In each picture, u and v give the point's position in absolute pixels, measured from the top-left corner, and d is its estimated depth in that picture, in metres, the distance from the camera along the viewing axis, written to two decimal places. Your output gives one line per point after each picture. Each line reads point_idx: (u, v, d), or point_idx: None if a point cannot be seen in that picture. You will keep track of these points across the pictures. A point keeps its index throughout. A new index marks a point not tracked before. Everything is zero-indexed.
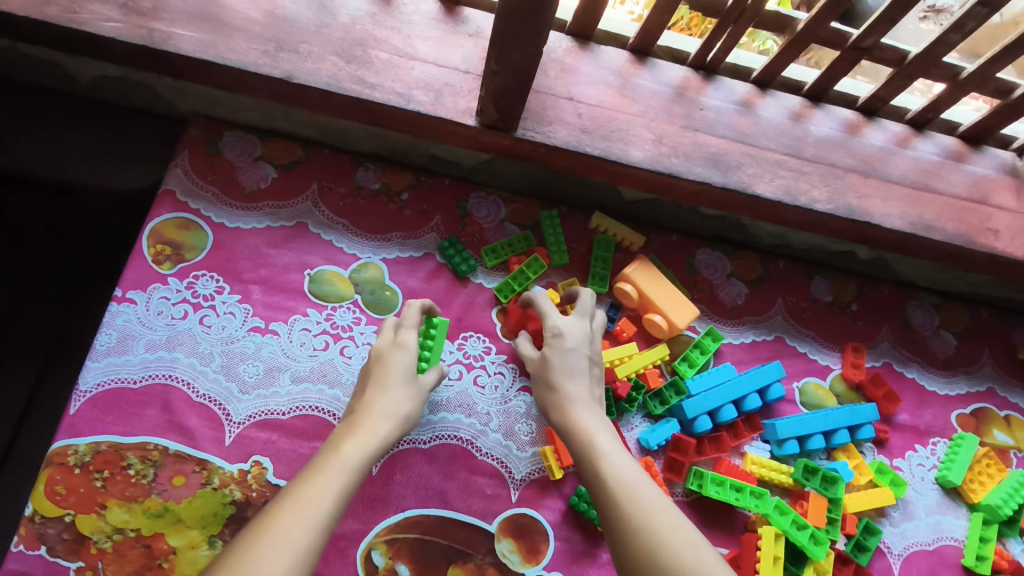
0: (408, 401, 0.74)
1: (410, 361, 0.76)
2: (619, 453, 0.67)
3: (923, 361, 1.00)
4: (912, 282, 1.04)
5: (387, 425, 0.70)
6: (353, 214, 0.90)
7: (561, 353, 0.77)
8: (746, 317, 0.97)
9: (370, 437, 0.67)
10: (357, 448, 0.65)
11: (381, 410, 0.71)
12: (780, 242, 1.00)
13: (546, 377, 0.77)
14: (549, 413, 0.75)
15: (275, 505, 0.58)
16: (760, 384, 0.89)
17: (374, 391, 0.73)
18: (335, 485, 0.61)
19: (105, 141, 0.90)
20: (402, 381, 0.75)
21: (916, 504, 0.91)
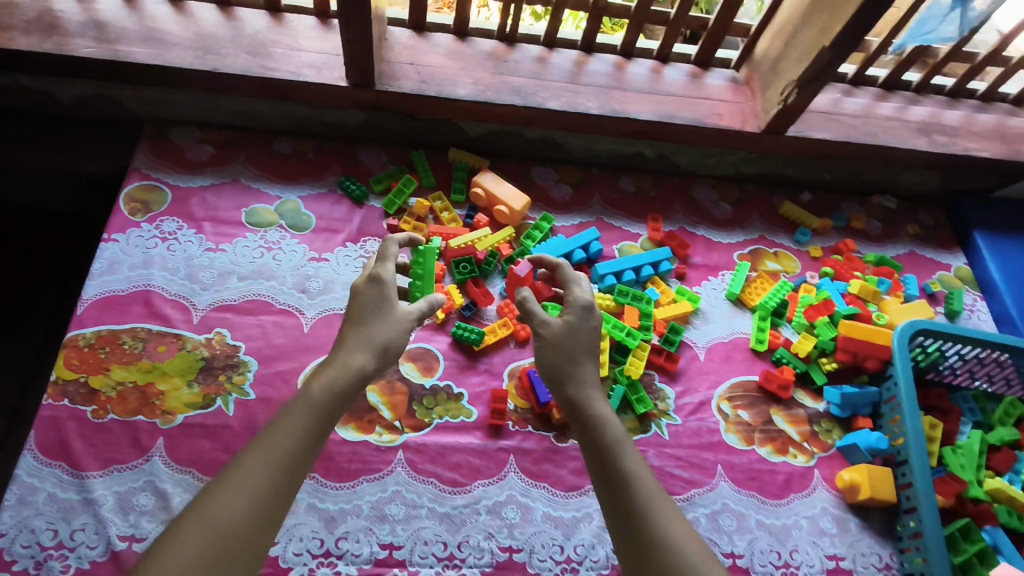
0: (380, 329, 0.88)
1: (382, 293, 0.91)
2: (630, 447, 0.82)
3: (707, 222, 1.37)
4: (694, 172, 1.42)
5: (361, 356, 0.84)
6: (273, 170, 1.26)
7: (581, 329, 0.92)
8: (573, 207, 1.33)
9: (339, 374, 0.81)
10: (324, 388, 0.79)
11: (357, 340, 0.85)
12: (589, 154, 1.38)
13: (567, 352, 0.90)
14: (564, 383, 0.88)
15: (249, 448, 0.72)
16: (581, 241, 1.24)
17: (347, 331, 0.87)
18: (297, 428, 0.74)
19: (85, 140, 1.24)
20: (383, 316, 0.89)
21: (711, 314, 1.25)
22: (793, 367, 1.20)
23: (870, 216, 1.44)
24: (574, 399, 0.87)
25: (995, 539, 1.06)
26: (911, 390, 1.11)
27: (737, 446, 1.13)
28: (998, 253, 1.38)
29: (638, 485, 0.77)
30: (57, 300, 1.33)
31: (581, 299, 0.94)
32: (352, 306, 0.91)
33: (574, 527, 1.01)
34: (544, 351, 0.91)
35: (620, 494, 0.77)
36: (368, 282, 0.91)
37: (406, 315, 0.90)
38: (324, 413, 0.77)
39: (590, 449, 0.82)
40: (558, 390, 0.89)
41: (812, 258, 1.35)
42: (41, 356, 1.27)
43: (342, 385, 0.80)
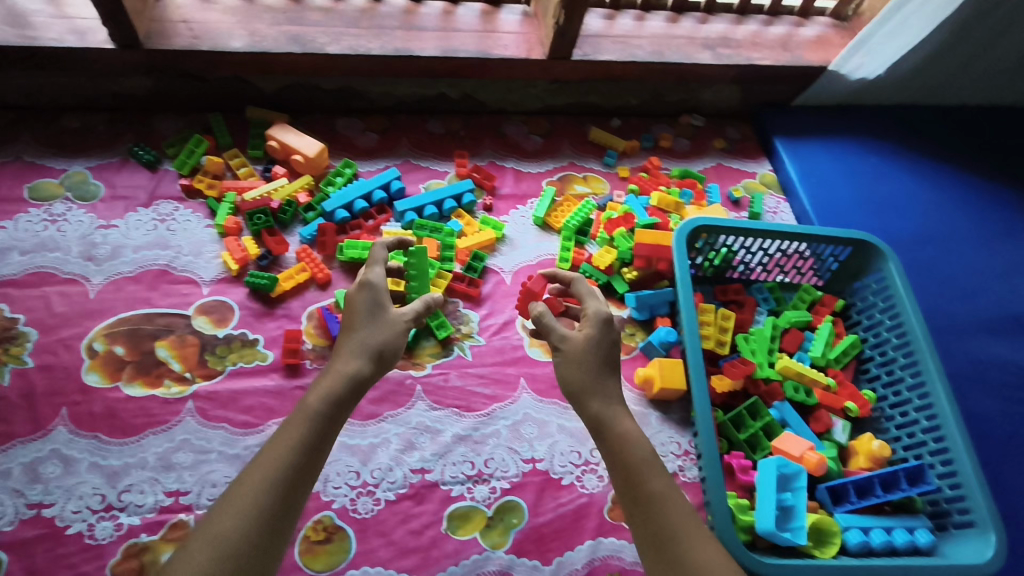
0: (374, 335, 0.89)
1: (371, 298, 0.92)
2: (652, 464, 0.82)
3: (516, 155, 1.41)
4: (503, 109, 1.46)
5: (356, 362, 0.86)
6: (60, 145, 1.24)
7: (604, 342, 0.93)
8: (378, 153, 1.35)
9: (333, 383, 0.83)
10: (321, 400, 0.81)
11: (352, 348, 0.87)
12: (395, 100, 1.40)
13: (589, 370, 0.90)
14: (587, 399, 0.88)
15: (254, 463, 0.74)
16: (380, 182, 1.26)
17: (351, 353, 0.86)
18: (298, 434, 0.77)
19: None
20: (375, 317, 0.90)
21: (518, 239, 1.28)
22: (596, 280, 1.24)
23: (678, 134, 1.53)
24: (600, 415, 0.87)
25: (782, 413, 1.13)
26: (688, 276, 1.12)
27: (541, 359, 1.16)
28: (796, 155, 1.49)
29: (660, 505, 0.79)
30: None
31: (598, 313, 0.94)
32: (349, 316, 0.91)
33: (371, 453, 1.02)
34: (563, 365, 0.91)
35: (643, 513, 0.79)
36: (360, 289, 0.93)
37: (394, 317, 0.92)
38: (324, 429, 0.79)
39: (618, 462, 0.83)
40: (582, 408, 0.88)
41: (621, 179, 1.42)
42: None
43: (337, 391, 0.82)
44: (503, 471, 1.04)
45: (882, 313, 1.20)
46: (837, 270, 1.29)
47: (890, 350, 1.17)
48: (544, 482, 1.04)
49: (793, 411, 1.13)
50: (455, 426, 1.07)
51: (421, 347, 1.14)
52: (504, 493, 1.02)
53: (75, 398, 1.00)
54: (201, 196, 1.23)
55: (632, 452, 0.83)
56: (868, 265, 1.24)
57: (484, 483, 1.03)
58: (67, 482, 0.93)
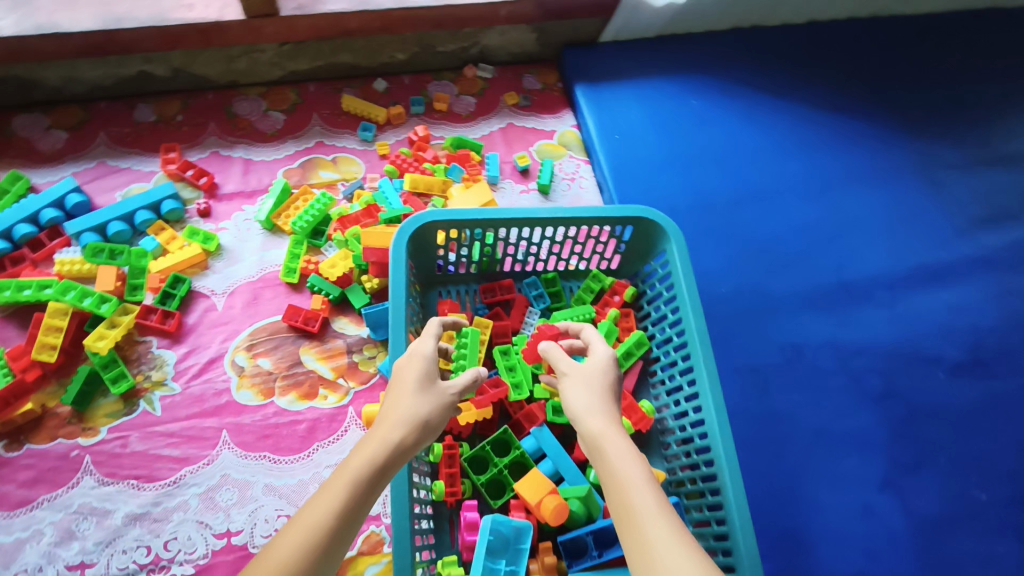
0: (426, 405, 0.67)
1: (426, 366, 0.70)
2: (648, 481, 0.59)
3: (249, 140, 1.16)
4: (234, 82, 1.20)
5: (404, 434, 0.63)
6: None
7: (608, 367, 0.72)
8: (66, 156, 1.09)
9: (381, 453, 0.61)
10: (365, 468, 0.59)
11: (397, 417, 0.65)
12: (83, 85, 1.13)
13: (598, 393, 0.68)
14: (586, 416, 0.66)
15: (265, 551, 0.53)
16: (50, 198, 1.02)
17: (395, 423, 0.64)
18: (330, 509, 0.56)
19: None
20: (422, 382, 0.68)
21: (238, 250, 1.06)
22: (326, 294, 1.03)
23: (463, 92, 1.26)
24: (604, 429, 0.64)
25: (539, 442, 0.94)
26: (404, 289, 0.91)
27: (250, 404, 0.96)
28: (598, 105, 1.23)
29: (654, 546, 0.53)
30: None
31: (608, 350, 0.74)
32: (393, 385, 0.69)
33: (15, 553, 0.84)
34: (567, 387, 0.69)
35: (633, 542, 0.55)
36: (410, 356, 0.72)
37: (449, 385, 0.70)
38: (358, 507, 0.57)
39: (611, 486, 0.59)
40: (580, 427, 0.66)
41: (380, 158, 1.17)
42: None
43: (367, 469, 0.60)
44: (186, 554, 0.86)
45: (666, 305, 1.01)
46: (625, 250, 1.08)
47: (673, 351, 0.99)
48: (239, 560, 0.86)
49: (554, 436, 0.95)
50: (128, 505, 0.88)
51: (97, 407, 0.94)
52: None
53: None
54: None
55: (628, 470, 0.59)
56: (654, 244, 1.03)
57: (160, 571, 0.85)
58: None
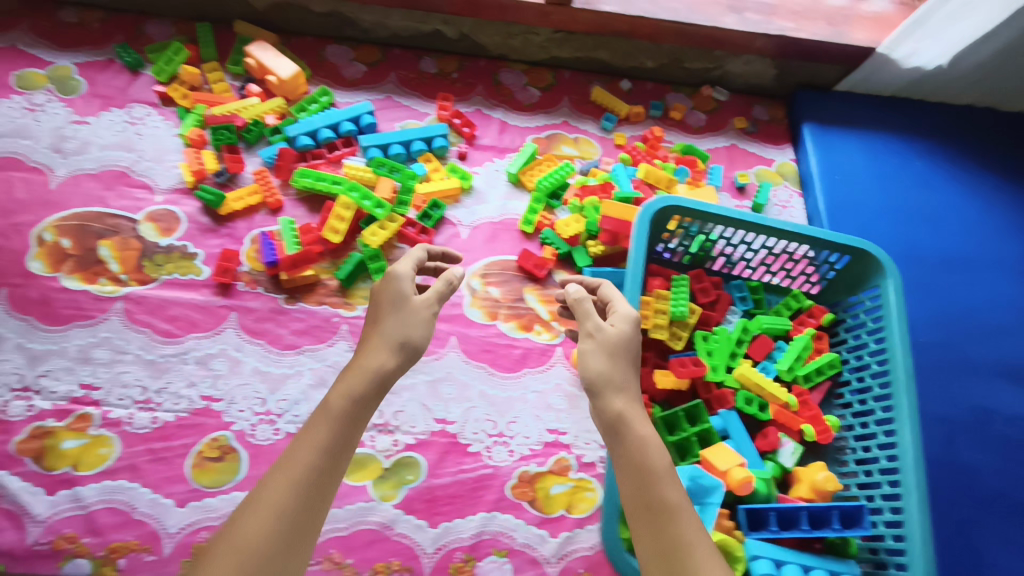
0: (404, 324, 0.84)
1: (405, 289, 0.86)
2: (668, 471, 0.74)
3: (508, 107, 1.31)
4: (504, 56, 1.35)
5: (383, 355, 0.80)
6: (54, 36, 1.25)
7: (630, 339, 0.86)
8: (362, 85, 1.28)
9: (357, 378, 0.77)
10: (343, 395, 0.76)
11: (379, 341, 0.82)
12: (388, 32, 1.32)
13: (616, 364, 0.83)
14: (610, 393, 0.80)
15: (270, 476, 0.69)
16: (350, 113, 1.21)
17: (381, 348, 0.81)
18: (320, 438, 0.72)
19: None
20: (398, 309, 0.84)
21: (486, 194, 1.21)
22: (556, 248, 1.15)
23: (696, 107, 1.37)
24: (624, 410, 0.79)
25: (725, 423, 1.03)
26: (641, 268, 1.03)
27: (477, 321, 1.09)
28: (822, 147, 1.31)
29: (671, 509, 0.71)
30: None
31: (632, 314, 0.89)
32: (385, 313, 0.86)
33: (281, 383, 1.01)
34: (592, 354, 0.84)
35: (651, 522, 0.71)
36: (392, 279, 0.88)
37: (422, 303, 0.86)
38: (349, 428, 0.74)
39: (631, 467, 0.75)
40: (603, 404, 0.80)
41: (615, 147, 1.29)
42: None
43: (356, 388, 0.76)
44: (410, 426, 1.01)
45: (869, 335, 1.07)
46: (834, 278, 1.15)
47: (868, 377, 1.05)
48: (450, 445, 1.01)
49: (740, 424, 1.03)
50: None
51: (357, 289, 1.10)
52: (406, 447, 0.99)
53: (15, 281, 1.03)
54: (175, 105, 1.21)
55: (651, 458, 0.75)
56: (867, 277, 1.09)
57: (388, 433, 1.00)
58: None
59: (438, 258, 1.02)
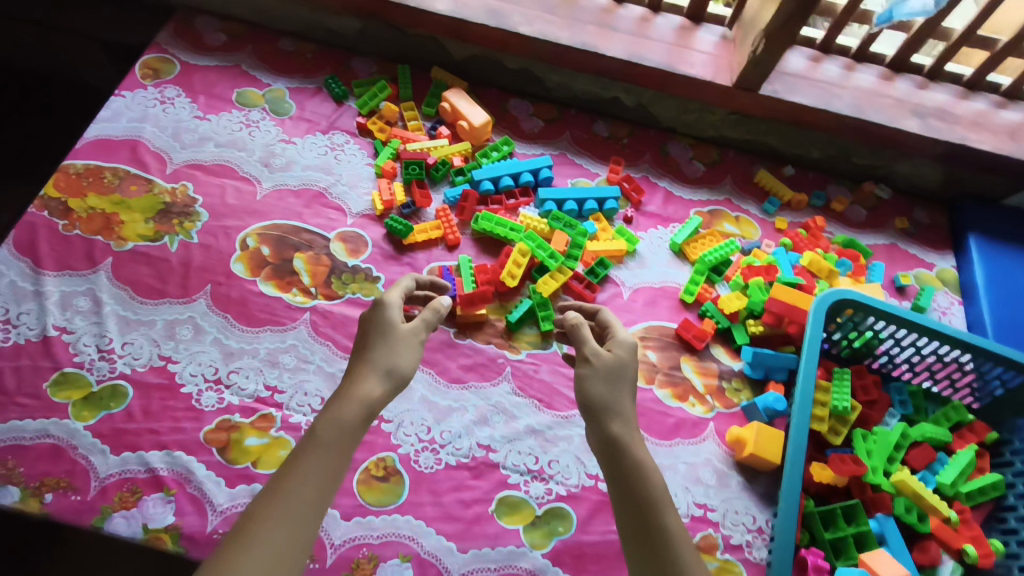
0: (392, 353, 0.88)
1: (391, 318, 0.91)
2: (664, 498, 0.79)
3: (674, 177, 1.36)
4: (674, 128, 1.41)
5: (373, 383, 0.84)
6: (272, 62, 1.38)
7: (629, 364, 0.90)
8: (539, 139, 1.36)
9: (352, 404, 0.81)
10: (329, 423, 0.79)
11: (369, 368, 0.86)
12: (569, 93, 1.40)
13: (615, 389, 0.87)
14: (608, 418, 0.85)
15: (256, 508, 0.71)
16: (531, 165, 1.27)
17: (375, 371, 0.85)
18: (312, 465, 0.75)
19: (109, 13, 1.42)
20: (386, 339, 0.89)
21: (649, 258, 1.24)
22: (716, 322, 1.16)
23: (857, 202, 1.37)
24: (619, 438, 0.83)
25: (882, 529, 1.00)
26: (814, 368, 1.04)
27: None
28: (988, 258, 1.29)
29: (671, 535, 0.75)
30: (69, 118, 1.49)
31: (630, 340, 0.93)
32: (376, 336, 0.90)
33: (446, 414, 1.05)
34: (591, 379, 0.88)
35: (655, 549, 0.74)
36: (378, 308, 0.92)
37: (413, 329, 0.91)
38: (333, 455, 0.77)
39: (635, 498, 0.78)
40: (602, 429, 0.84)
41: (776, 230, 1.30)
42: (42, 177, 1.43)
43: (350, 414, 0.80)
44: (563, 477, 1.03)
45: None
46: (1000, 397, 1.11)
47: None
48: (601, 503, 1.01)
49: (897, 532, 1.00)
50: (530, 418, 1.07)
51: (522, 333, 1.14)
52: (558, 498, 1.01)
53: (219, 280, 1.12)
54: (371, 136, 1.31)
55: (649, 484, 0.79)
56: None
57: (541, 481, 1.02)
58: (193, 347, 1.06)
59: (425, 286, 1.08)
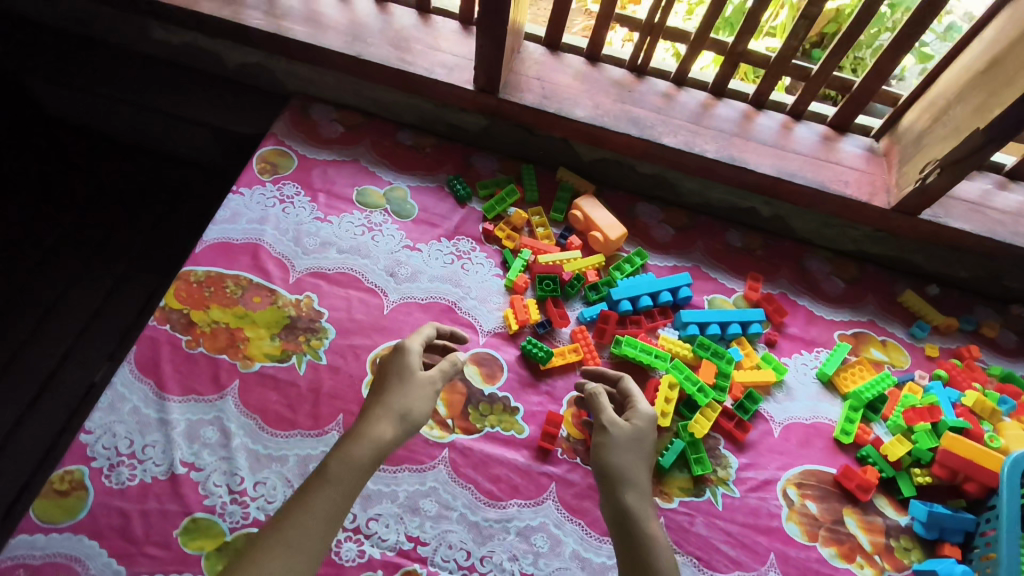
0: (410, 398, 0.93)
1: (410, 361, 0.96)
2: (662, 558, 0.81)
3: (813, 295, 1.29)
4: (809, 240, 1.35)
5: (387, 428, 0.88)
6: (392, 158, 1.32)
7: (645, 440, 0.94)
8: (672, 250, 1.30)
9: (363, 443, 0.86)
10: (338, 464, 0.83)
11: (382, 412, 0.90)
12: (700, 201, 1.34)
13: (629, 459, 0.91)
14: (623, 489, 0.88)
15: (256, 541, 0.76)
16: (671, 284, 1.20)
17: (393, 414, 0.90)
18: (317, 507, 0.79)
19: (228, 104, 1.37)
20: (404, 383, 0.94)
21: (797, 389, 1.17)
22: (879, 469, 1.08)
23: (1005, 325, 1.30)
24: (631, 505, 0.87)
25: None
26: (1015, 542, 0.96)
27: (797, 538, 1.02)
28: None
29: None
30: (174, 199, 1.53)
31: (648, 411, 0.96)
32: (396, 382, 0.94)
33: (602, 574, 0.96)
34: (610, 449, 0.91)
35: None
36: (400, 352, 0.98)
37: (431, 382, 0.96)
38: (340, 502, 0.81)
39: (625, 532, 0.85)
40: (617, 496, 0.88)
41: (926, 357, 1.23)
42: (142, 256, 1.47)
43: (365, 452, 0.85)
44: None
45: None
46: None
47: None
48: None
49: None
50: None
51: (673, 477, 1.04)
52: None
53: (352, 408, 1.04)
54: (497, 243, 1.24)
55: (654, 558, 0.81)
56: None
57: None
58: None
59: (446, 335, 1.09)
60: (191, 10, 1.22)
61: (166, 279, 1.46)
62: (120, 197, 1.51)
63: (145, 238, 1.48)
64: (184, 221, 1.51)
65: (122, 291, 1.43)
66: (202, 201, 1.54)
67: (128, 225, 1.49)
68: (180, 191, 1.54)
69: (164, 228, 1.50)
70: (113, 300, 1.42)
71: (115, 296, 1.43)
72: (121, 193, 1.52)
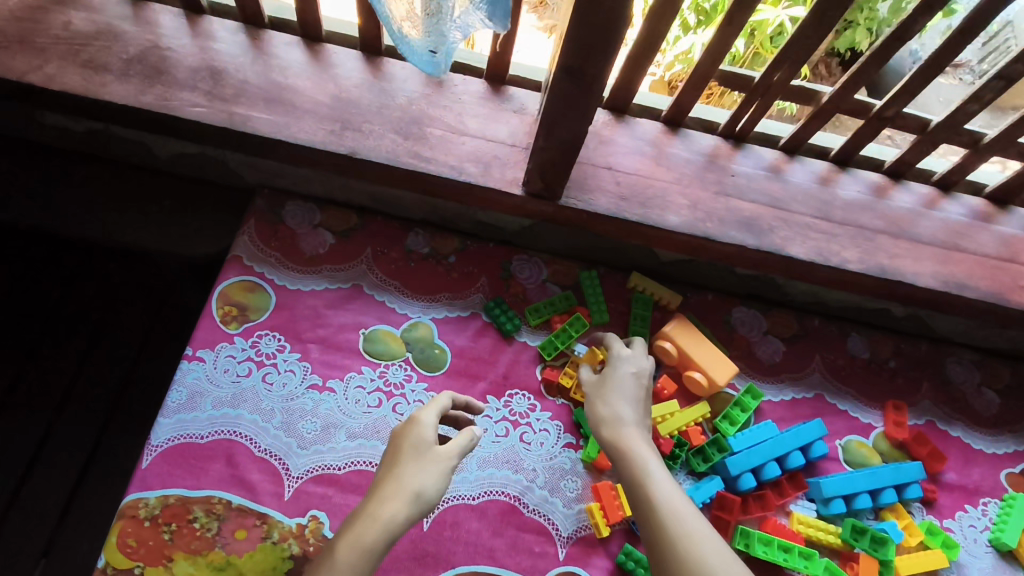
0: (432, 480, 0.68)
1: (426, 433, 0.71)
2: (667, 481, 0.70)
3: (967, 419, 1.00)
4: (950, 338, 1.05)
5: (396, 511, 0.65)
6: (404, 276, 0.96)
7: (620, 376, 0.81)
8: (785, 375, 0.98)
9: (369, 525, 0.64)
10: (347, 544, 0.63)
11: (390, 491, 0.67)
12: (814, 300, 1.02)
13: (608, 397, 0.79)
14: (602, 425, 0.77)
15: None
16: (802, 441, 0.89)
17: (397, 494, 0.67)
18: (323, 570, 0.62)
19: (182, 215, 1.01)
20: (416, 458, 0.69)
21: (970, 568, 0.89)
22: None
23: None
24: (620, 441, 0.75)
25: None
26: None
27: None
28: None
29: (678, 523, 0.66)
30: (98, 318, 1.09)
31: (622, 349, 0.84)
32: (399, 453, 0.70)
33: None
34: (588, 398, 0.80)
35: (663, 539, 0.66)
36: (408, 423, 0.73)
37: (444, 452, 0.70)
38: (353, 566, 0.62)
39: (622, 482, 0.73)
40: (603, 437, 0.76)
41: None
42: (65, 408, 1.06)
43: (369, 540, 0.64)
44: None
45: None
46: None
47: None
48: None
49: None
50: None
51: None
52: None
53: None
54: (562, 395, 0.92)
55: (653, 486, 0.70)
56: None
57: None
58: None
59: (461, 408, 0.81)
60: (93, 96, 0.81)
61: (103, 435, 1.05)
62: (21, 326, 1.07)
63: (73, 380, 1.07)
64: (118, 350, 1.09)
65: (43, 462, 1.02)
66: (136, 316, 1.10)
67: (45, 363, 1.07)
68: (108, 298, 1.10)
69: (91, 362, 1.08)
70: (32, 479, 1.01)
71: (34, 472, 1.02)
72: (20, 319, 1.07)
